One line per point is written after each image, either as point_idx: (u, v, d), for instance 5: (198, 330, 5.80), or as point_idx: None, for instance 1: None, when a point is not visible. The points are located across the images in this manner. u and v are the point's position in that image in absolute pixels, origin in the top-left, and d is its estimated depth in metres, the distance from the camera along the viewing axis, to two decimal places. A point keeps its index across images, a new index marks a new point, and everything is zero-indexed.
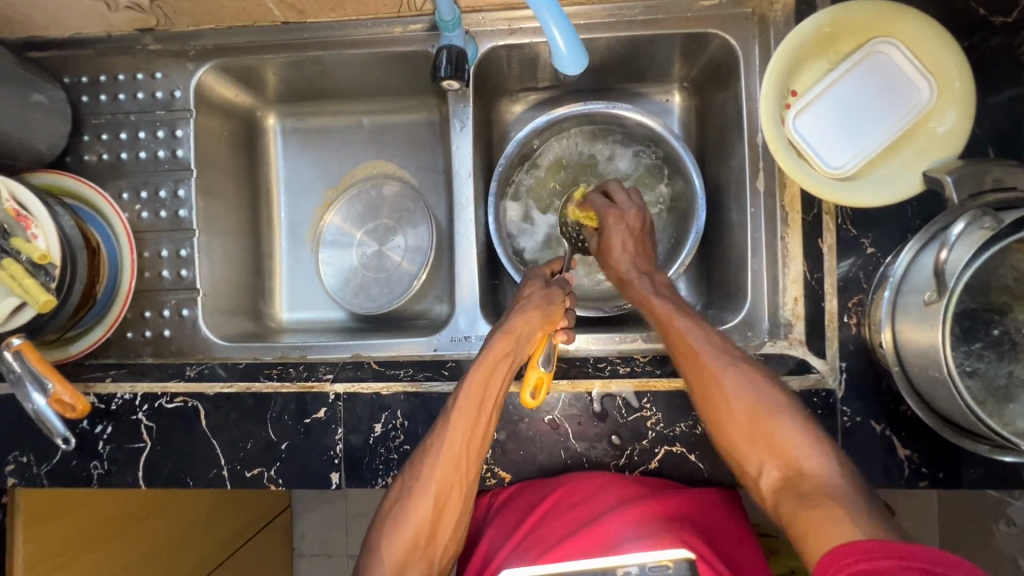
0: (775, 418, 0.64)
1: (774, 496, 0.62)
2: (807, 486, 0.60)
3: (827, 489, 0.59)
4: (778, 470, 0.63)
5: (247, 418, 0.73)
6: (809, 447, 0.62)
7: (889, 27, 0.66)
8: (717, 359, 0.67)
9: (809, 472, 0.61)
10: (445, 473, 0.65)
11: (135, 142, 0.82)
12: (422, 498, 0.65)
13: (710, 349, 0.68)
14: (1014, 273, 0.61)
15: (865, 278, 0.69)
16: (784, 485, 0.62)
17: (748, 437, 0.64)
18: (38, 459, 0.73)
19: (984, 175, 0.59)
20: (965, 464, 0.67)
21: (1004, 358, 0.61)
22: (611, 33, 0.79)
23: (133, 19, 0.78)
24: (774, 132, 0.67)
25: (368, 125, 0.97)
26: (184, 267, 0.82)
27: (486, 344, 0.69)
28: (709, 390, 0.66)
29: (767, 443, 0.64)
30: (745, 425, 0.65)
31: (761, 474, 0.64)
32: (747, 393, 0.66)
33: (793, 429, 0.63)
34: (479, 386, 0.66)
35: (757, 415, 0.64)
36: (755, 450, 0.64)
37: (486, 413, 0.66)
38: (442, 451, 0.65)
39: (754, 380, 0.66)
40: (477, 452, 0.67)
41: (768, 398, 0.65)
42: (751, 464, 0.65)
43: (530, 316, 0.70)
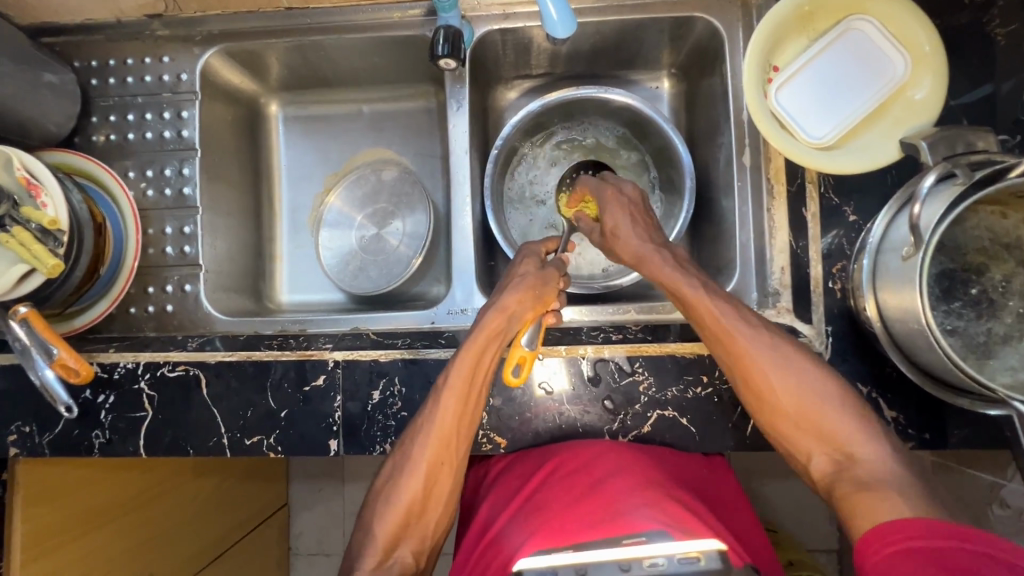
0: (824, 407, 0.63)
1: (824, 483, 0.62)
2: (861, 474, 0.59)
3: (881, 477, 0.58)
4: (830, 457, 0.62)
5: (247, 386, 0.74)
6: (859, 435, 0.62)
7: (865, 4, 0.69)
8: (760, 346, 0.65)
9: (859, 457, 0.61)
10: (436, 451, 0.66)
11: (142, 123, 0.85)
12: (415, 474, 0.65)
13: (750, 333, 0.65)
14: (990, 234, 0.64)
15: (849, 246, 0.72)
16: (836, 470, 0.61)
17: (797, 425, 0.64)
18: (41, 429, 0.75)
19: (957, 139, 0.62)
20: (950, 424, 0.69)
21: (982, 316, 0.63)
22: (601, 17, 0.82)
23: (142, 4, 0.81)
24: (757, 104, 0.69)
25: (367, 112, 1.00)
26: (188, 243, 0.84)
27: (479, 320, 0.69)
28: (753, 377, 0.65)
29: (821, 436, 0.63)
30: (796, 418, 0.64)
31: (810, 461, 0.64)
32: (795, 382, 0.64)
33: (839, 414, 0.63)
34: (473, 360, 0.67)
35: (807, 406, 0.63)
36: (805, 438, 0.64)
37: (475, 387, 0.67)
38: (431, 429, 0.66)
39: (800, 364, 0.65)
40: (466, 428, 0.67)
41: (811, 383, 0.64)
42: (800, 453, 0.64)
43: (523, 294, 0.69)
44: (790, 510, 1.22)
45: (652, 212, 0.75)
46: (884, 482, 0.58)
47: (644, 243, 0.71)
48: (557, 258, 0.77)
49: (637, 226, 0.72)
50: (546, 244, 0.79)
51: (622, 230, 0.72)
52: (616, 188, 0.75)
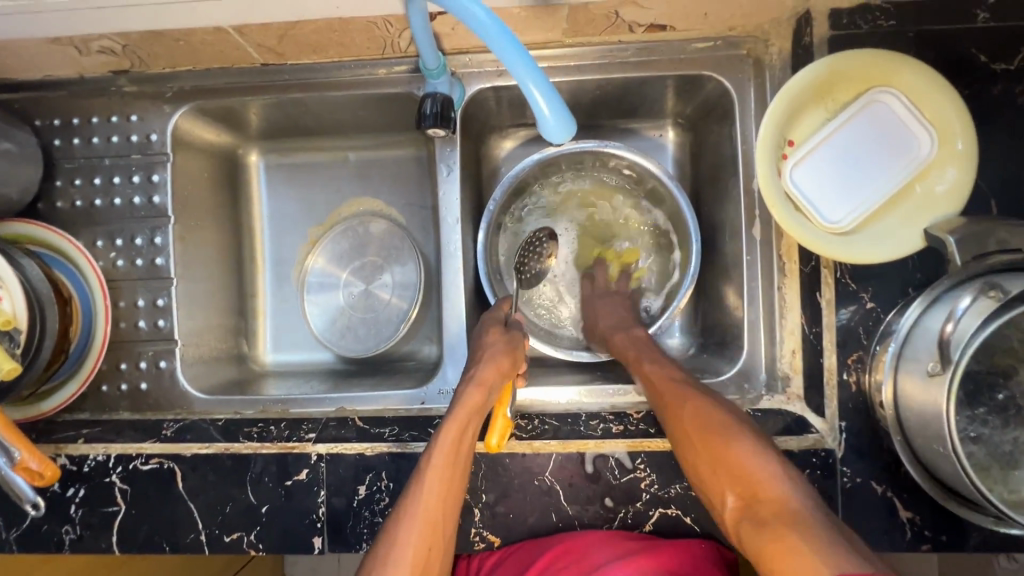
0: (736, 441, 0.58)
1: (735, 528, 0.55)
2: (767, 510, 0.52)
3: (793, 514, 0.51)
4: (741, 497, 0.55)
5: (226, 480, 0.70)
6: (772, 473, 0.55)
7: (889, 77, 0.64)
8: (681, 390, 0.65)
9: (767, 494, 0.54)
10: (422, 535, 0.58)
11: (110, 187, 0.79)
12: (401, 564, 0.56)
13: (674, 382, 0.66)
14: (1020, 335, 0.59)
15: (866, 334, 0.66)
16: (745, 511, 0.54)
17: (707, 460, 0.59)
18: (6, 525, 0.70)
19: (987, 236, 0.57)
20: (969, 526, 0.65)
21: (1009, 423, 0.59)
22: (602, 75, 0.76)
23: (106, 62, 0.74)
24: (770, 183, 0.64)
25: (354, 161, 0.94)
26: (162, 317, 0.79)
27: (456, 396, 0.66)
28: (672, 420, 0.63)
29: (730, 472, 0.57)
30: (704, 454, 0.59)
31: (725, 507, 0.57)
32: (707, 416, 0.61)
33: (754, 449, 0.57)
34: (457, 432, 0.63)
35: (715, 440, 0.59)
36: (716, 479, 0.58)
37: (459, 464, 0.63)
38: (417, 511, 0.59)
39: (722, 410, 0.62)
40: (450, 509, 0.61)
41: (725, 423, 0.60)
42: (715, 496, 0.58)
43: (496, 363, 0.68)
44: None
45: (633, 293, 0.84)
46: (799, 521, 0.50)
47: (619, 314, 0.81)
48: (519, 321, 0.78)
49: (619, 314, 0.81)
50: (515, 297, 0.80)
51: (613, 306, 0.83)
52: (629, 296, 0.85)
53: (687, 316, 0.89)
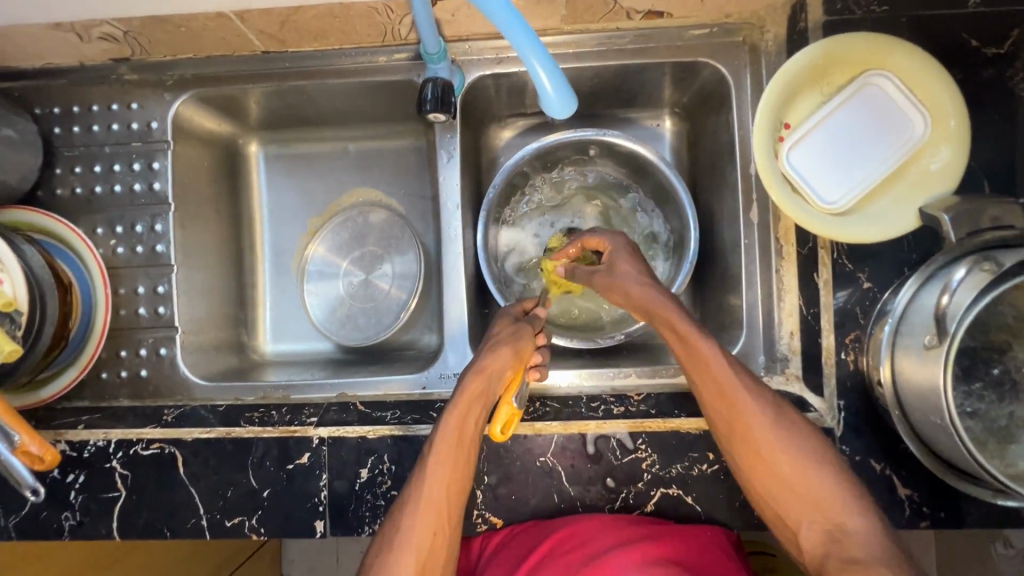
0: (814, 470, 0.57)
1: (814, 559, 0.55)
2: (853, 550, 0.53)
3: (869, 554, 0.52)
4: (823, 529, 0.55)
5: (228, 464, 0.70)
6: (848, 501, 0.56)
7: (882, 60, 0.65)
8: (752, 397, 0.59)
9: (848, 527, 0.54)
10: (427, 525, 0.59)
11: (110, 175, 0.79)
12: (406, 552, 0.58)
13: (744, 385, 0.60)
14: (1014, 311, 0.60)
15: (863, 314, 0.68)
16: (827, 543, 0.54)
17: (782, 488, 0.57)
18: (5, 513, 0.70)
19: (980, 214, 0.58)
20: (967, 502, 0.65)
21: (1004, 398, 0.60)
22: (600, 62, 0.77)
23: (107, 49, 0.75)
24: (768, 165, 0.65)
25: (353, 151, 0.95)
26: (162, 303, 0.79)
27: (460, 384, 0.65)
28: (743, 434, 0.59)
29: (811, 498, 0.56)
30: (783, 475, 0.58)
31: (800, 531, 0.56)
32: (792, 445, 0.58)
33: (829, 479, 0.57)
34: (457, 427, 0.63)
35: (797, 468, 0.57)
36: (794, 503, 0.57)
37: (463, 454, 0.63)
38: (420, 498, 0.61)
39: (790, 421, 0.59)
40: (457, 502, 0.62)
41: (804, 444, 0.58)
42: (789, 518, 0.57)
43: (501, 354, 0.66)
44: None
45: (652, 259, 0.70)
46: (878, 559, 0.51)
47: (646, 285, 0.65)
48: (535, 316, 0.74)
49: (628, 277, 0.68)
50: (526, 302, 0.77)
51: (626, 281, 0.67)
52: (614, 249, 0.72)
53: (685, 303, 0.89)
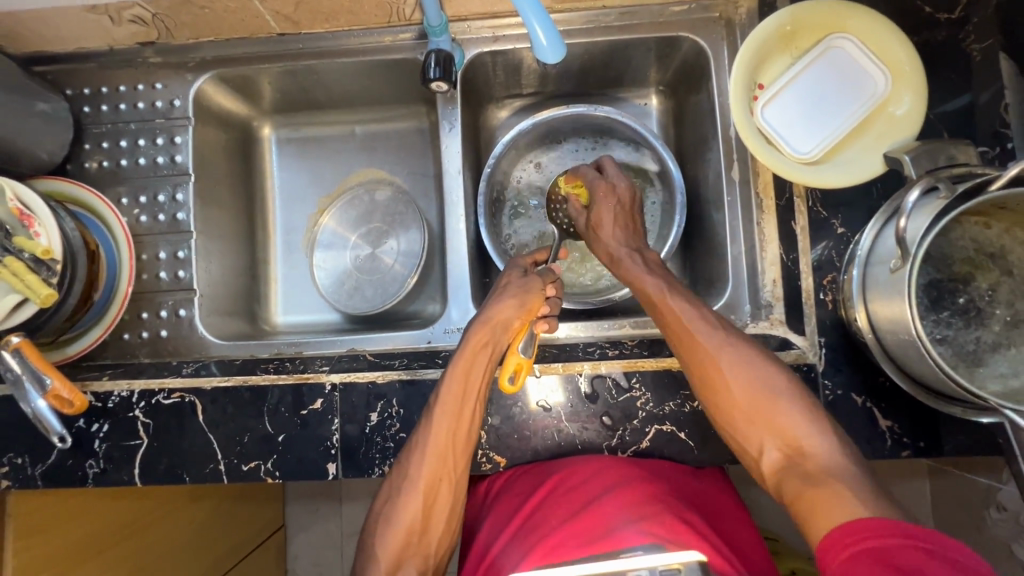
0: (773, 398, 0.65)
1: (775, 477, 0.63)
2: (809, 466, 0.61)
3: (830, 470, 0.60)
4: (779, 449, 0.64)
5: (244, 411, 0.74)
6: (810, 427, 0.63)
7: (845, 24, 0.71)
8: (713, 339, 0.68)
9: (807, 449, 0.62)
10: (432, 470, 0.65)
11: (135, 149, 0.85)
12: (412, 495, 0.65)
13: (704, 326, 0.68)
14: (974, 244, 0.65)
15: (839, 258, 0.73)
16: (786, 463, 0.63)
17: (742, 415, 0.66)
18: (33, 460, 0.75)
19: (939, 153, 0.64)
20: (944, 432, 0.69)
21: (971, 324, 0.64)
22: (589, 38, 0.84)
23: (135, 32, 0.82)
24: (744, 120, 0.71)
25: (360, 133, 1.00)
26: (182, 268, 0.84)
27: (465, 336, 0.70)
28: (706, 370, 0.67)
29: (767, 423, 0.64)
30: (743, 404, 0.65)
31: (762, 454, 0.65)
32: (749, 377, 0.66)
33: (788, 405, 0.64)
34: (462, 378, 0.67)
35: (757, 400, 0.65)
36: (757, 430, 0.65)
37: (469, 404, 0.67)
38: (426, 448, 0.65)
39: (751, 357, 0.67)
40: (463, 449, 0.67)
41: (764, 377, 0.66)
42: (752, 445, 0.66)
43: (506, 306, 0.71)
44: (788, 518, 1.22)
45: (638, 214, 0.82)
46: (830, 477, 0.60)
47: (624, 247, 0.78)
48: (545, 267, 0.80)
49: (620, 227, 0.80)
50: (538, 253, 0.83)
51: (608, 226, 0.80)
52: (611, 184, 0.81)
53: (676, 268, 0.94)
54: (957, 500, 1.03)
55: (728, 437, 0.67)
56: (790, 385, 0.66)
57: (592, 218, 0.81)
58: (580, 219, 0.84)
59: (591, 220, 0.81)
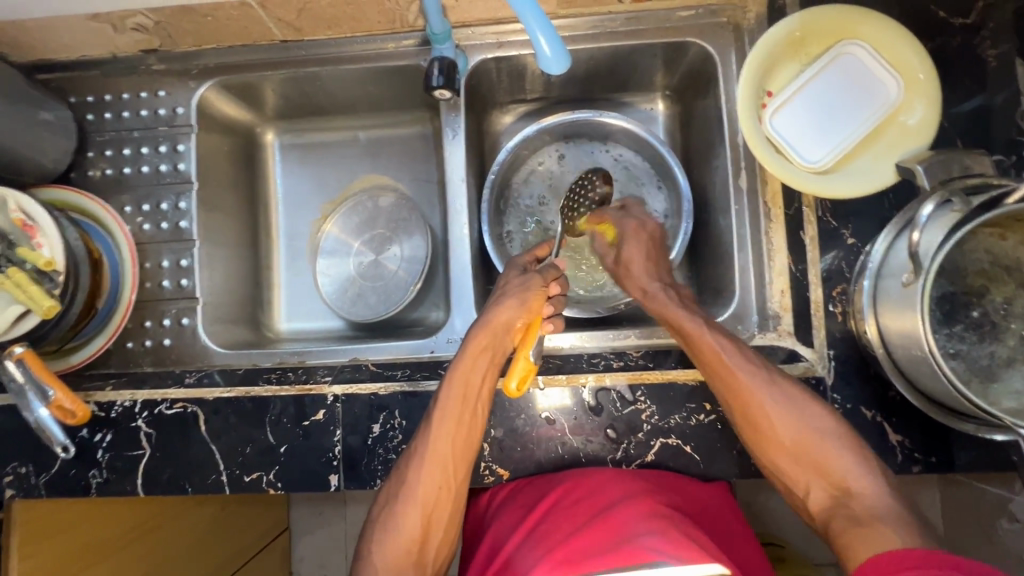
0: (820, 439, 0.64)
1: (822, 517, 0.63)
2: (857, 508, 0.60)
3: (877, 511, 0.59)
4: (827, 490, 0.63)
5: (246, 422, 0.73)
6: (856, 467, 0.63)
7: (855, 30, 0.70)
8: (756, 379, 0.65)
9: (856, 491, 0.61)
10: (433, 478, 0.64)
11: (138, 157, 0.85)
12: (411, 503, 0.64)
13: (747, 367, 0.66)
14: (989, 256, 0.63)
15: (848, 269, 0.72)
16: (834, 505, 0.62)
17: (792, 456, 0.65)
18: (37, 469, 0.76)
19: (952, 163, 0.62)
20: (957, 447, 0.68)
21: (985, 338, 0.63)
22: (594, 44, 0.83)
23: (138, 40, 0.81)
24: (753, 130, 0.70)
25: (364, 139, 1.00)
26: (185, 276, 0.84)
27: (466, 338, 0.69)
28: (750, 410, 0.65)
29: (815, 464, 0.64)
30: (790, 445, 0.64)
31: (809, 494, 0.64)
32: (799, 420, 0.64)
33: (834, 445, 0.63)
34: (462, 385, 0.66)
35: (809, 443, 0.64)
36: (803, 471, 0.64)
37: (471, 410, 0.66)
38: (426, 454, 0.65)
39: (797, 398, 0.65)
40: (464, 454, 0.66)
41: (811, 418, 0.65)
42: (798, 486, 0.65)
43: (508, 307, 0.68)
44: (796, 526, 1.20)
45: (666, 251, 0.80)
46: (865, 514, 0.59)
47: (652, 281, 0.75)
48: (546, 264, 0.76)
49: (648, 265, 0.77)
50: (537, 249, 0.80)
51: (636, 266, 0.77)
52: (639, 222, 0.79)
53: (682, 275, 0.93)
54: (969, 510, 1.01)
55: (773, 475, 0.67)
56: (835, 425, 0.65)
57: (621, 257, 0.78)
58: (607, 257, 0.81)
59: (620, 259, 0.78)
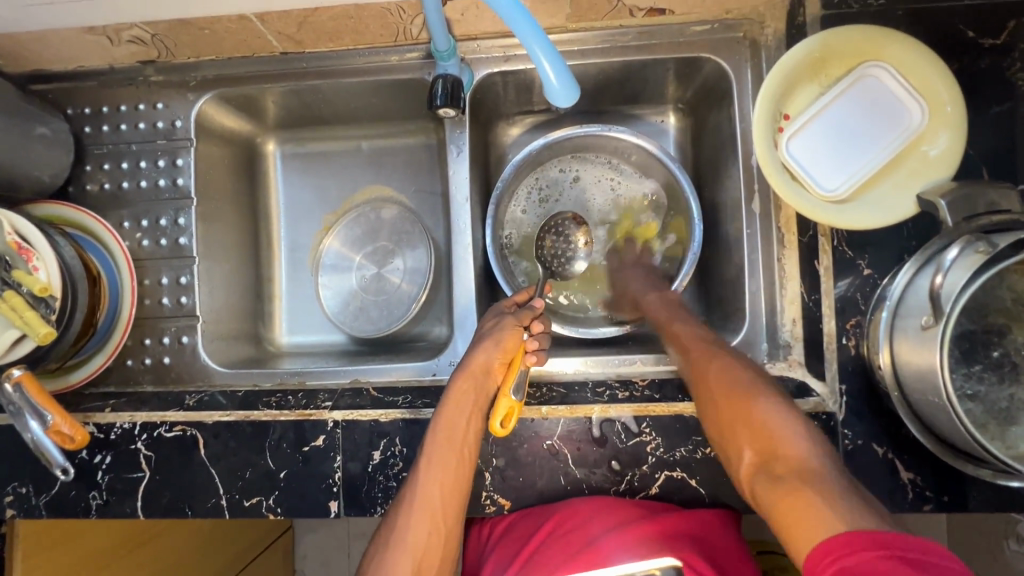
0: (756, 400, 0.60)
1: (750, 483, 0.56)
2: (781, 469, 0.54)
3: (807, 471, 0.52)
4: (756, 454, 0.57)
5: (246, 446, 0.73)
6: (793, 433, 0.56)
7: (880, 51, 0.67)
8: (710, 351, 0.67)
9: (785, 454, 0.55)
10: (422, 523, 0.63)
11: (136, 171, 0.84)
12: (400, 551, 0.62)
13: (699, 341, 0.69)
14: (1012, 294, 0.61)
15: (863, 300, 0.69)
16: (758, 468, 0.56)
17: (723, 415, 0.61)
18: (38, 490, 0.74)
19: (977, 198, 0.59)
20: (970, 486, 0.66)
21: (1005, 379, 0.60)
22: (605, 58, 0.79)
23: (135, 52, 0.79)
24: (768, 155, 0.67)
25: (366, 149, 0.98)
26: (185, 294, 0.83)
27: (449, 386, 0.68)
28: (699, 374, 0.65)
29: (747, 424, 0.58)
30: (724, 405, 0.61)
31: (742, 462, 0.58)
32: (735, 377, 0.63)
33: (767, 407, 0.59)
34: (446, 430, 0.65)
35: (737, 396, 0.61)
36: (736, 433, 0.59)
37: (458, 455, 0.65)
38: (415, 499, 0.64)
39: (742, 366, 0.64)
40: (455, 501, 0.64)
41: (753, 384, 0.62)
42: (733, 451, 0.59)
43: (485, 348, 0.68)
44: None
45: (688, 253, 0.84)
46: (808, 476, 0.51)
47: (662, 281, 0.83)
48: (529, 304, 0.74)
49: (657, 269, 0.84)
50: (518, 295, 0.77)
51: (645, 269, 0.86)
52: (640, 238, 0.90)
53: (690, 294, 0.91)
54: (976, 530, 1.00)
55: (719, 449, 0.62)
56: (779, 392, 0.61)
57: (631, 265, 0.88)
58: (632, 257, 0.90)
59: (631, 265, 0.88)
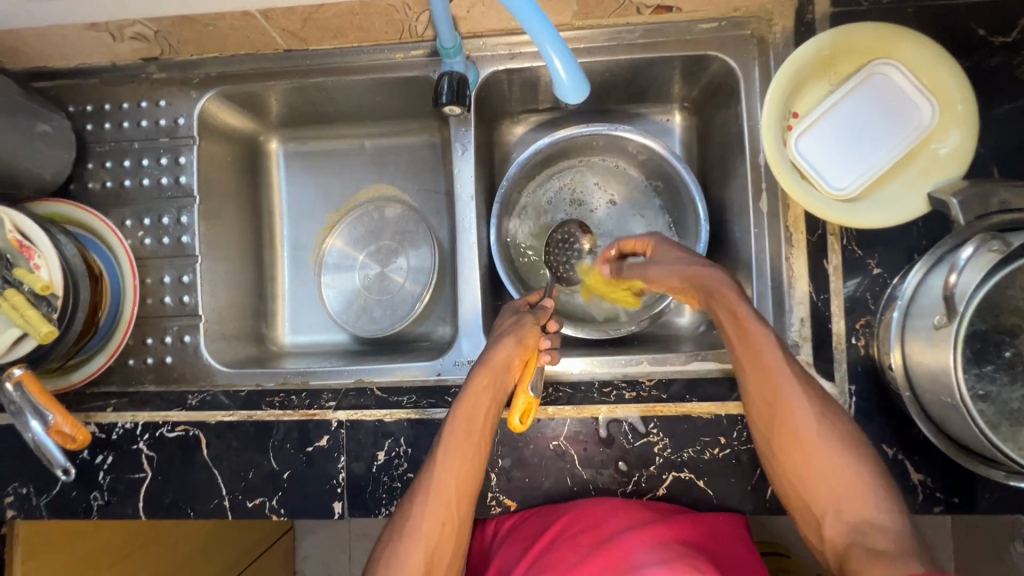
0: (844, 455, 0.57)
1: (834, 545, 0.55)
2: (879, 540, 0.53)
3: (901, 546, 0.52)
4: (846, 513, 0.55)
5: (249, 446, 0.72)
6: (878, 496, 0.56)
7: (889, 49, 0.67)
8: (795, 384, 0.59)
9: (878, 520, 0.54)
10: (436, 515, 0.60)
11: (138, 169, 0.83)
12: (414, 539, 0.59)
13: (791, 372, 0.59)
14: None
15: (873, 300, 0.69)
16: (851, 531, 0.54)
17: (811, 470, 0.57)
18: (38, 490, 0.73)
19: (990, 197, 0.59)
20: (980, 487, 0.65)
21: (1017, 380, 0.60)
22: (611, 56, 0.79)
23: (138, 49, 0.80)
24: (777, 153, 0.66)
25: (370, 147, 0.97)
26: (187, 293, 0.82)
27: (468, 379, 0.68)
28: (783, 414, 0.59)
29: (834, 483, 0.56)
30: (816, 458, 0.57)
31: (824, 517, 0.56)
32: (824, 423, 0.58)
33: (857, 466, 0.56)
34: (464, 421, 0.64)
35: (827, 449, 0.57)
36: (824, 489, 0.57)
37: (475, 451, 0.64)
38: (431, 490, 0.61)
39: (829, 407, 0.59)
40: (469, 494, 0.63)
41: (842, 435, 0.58)
42: (816, 505, 0.57)
43: (505, 344, 0.67)
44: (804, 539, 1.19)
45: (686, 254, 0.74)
46: (904, 551, 0.51)
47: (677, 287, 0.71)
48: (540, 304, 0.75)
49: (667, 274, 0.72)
50: (530, 295, 0.77)
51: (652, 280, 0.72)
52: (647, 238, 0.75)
53: None
54: (983, 532, 0.99)
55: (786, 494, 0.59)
56: (857, 440, 0.59)
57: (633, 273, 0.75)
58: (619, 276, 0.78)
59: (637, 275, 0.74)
